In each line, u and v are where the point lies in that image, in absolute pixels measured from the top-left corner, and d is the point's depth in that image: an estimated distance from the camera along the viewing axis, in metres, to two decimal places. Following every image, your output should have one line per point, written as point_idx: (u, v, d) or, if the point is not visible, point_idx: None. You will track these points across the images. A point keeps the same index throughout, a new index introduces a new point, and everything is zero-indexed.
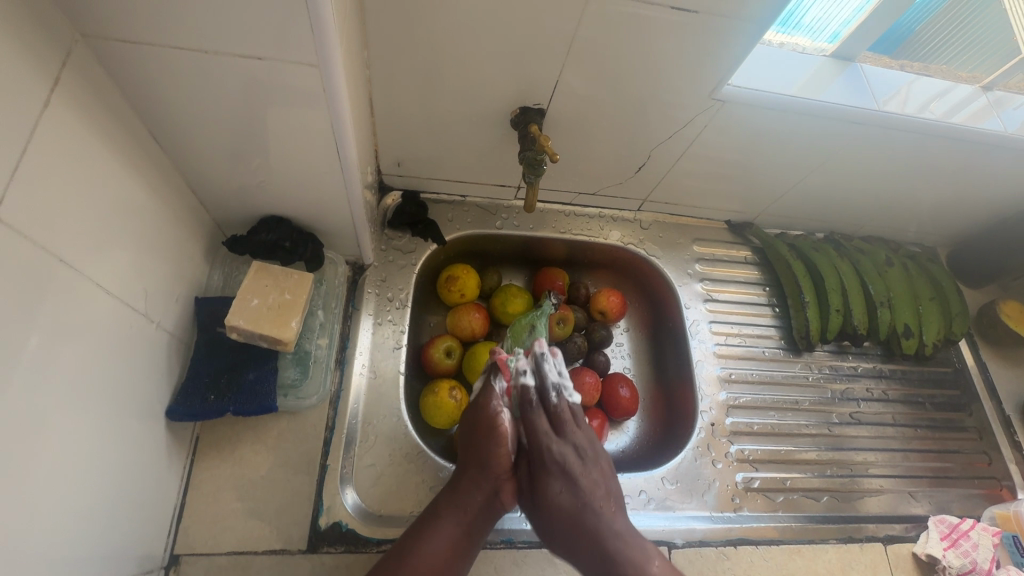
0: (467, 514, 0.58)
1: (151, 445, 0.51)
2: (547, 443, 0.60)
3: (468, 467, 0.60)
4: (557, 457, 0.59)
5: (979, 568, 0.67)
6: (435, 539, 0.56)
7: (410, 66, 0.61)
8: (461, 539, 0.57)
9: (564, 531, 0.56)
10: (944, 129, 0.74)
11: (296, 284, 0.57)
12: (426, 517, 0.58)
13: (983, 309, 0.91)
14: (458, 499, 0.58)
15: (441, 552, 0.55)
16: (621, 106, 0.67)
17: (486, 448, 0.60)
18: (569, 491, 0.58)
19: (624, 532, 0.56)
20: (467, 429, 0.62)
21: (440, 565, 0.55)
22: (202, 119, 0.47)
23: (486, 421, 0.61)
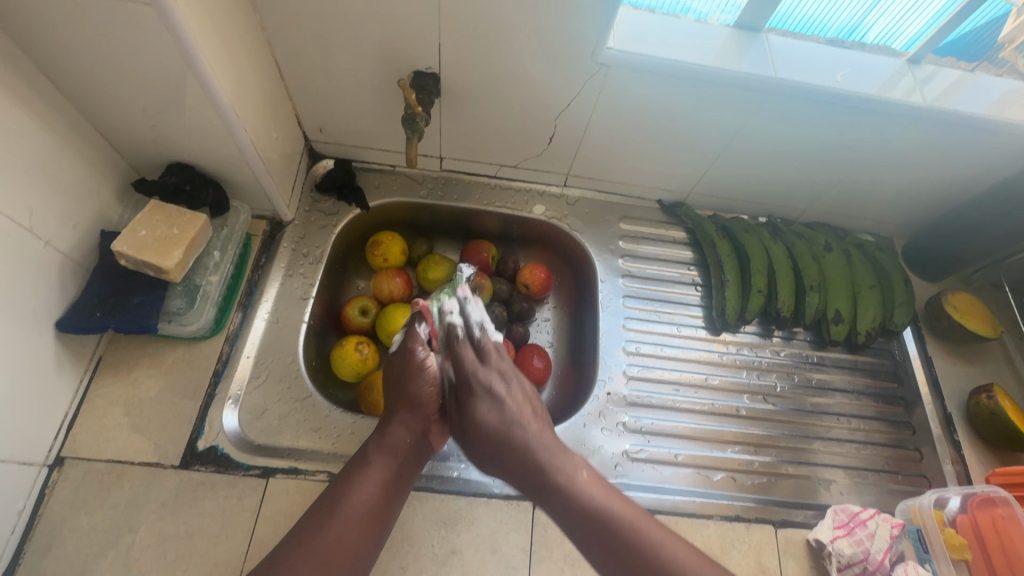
0: (398, 454, 0.60)
1: (38, 353, 0.57)
2: (471, 398, 0.62)
3: (397, 407, 0.63)
4: (481, 415, 0.61)
5: (870, 559, 0.63)
6: (366, 485, 0.57)
7: (306, 30, 0.66)
8: (393, 481, 0.58)
9: (502, 451, 0.59)
10: (859, 101, 0.71)
11: (185, 221, 0.63)
12: (354, 463, 0.59)
13: (931, 299, 0.86)
14: (387, 442, 0.60)
15: (372, 491, 0.56)
16: (515, 73, 0.70)
17: (413, 385, 0.63)
18: (494, 410, 0.61)
19: (563, 463, 0.57)
20: (393, 373, 0.65)
21: (373, 508, 0.56)
22: (87, 65, 0.53)
23: (410, 362, 0.64)
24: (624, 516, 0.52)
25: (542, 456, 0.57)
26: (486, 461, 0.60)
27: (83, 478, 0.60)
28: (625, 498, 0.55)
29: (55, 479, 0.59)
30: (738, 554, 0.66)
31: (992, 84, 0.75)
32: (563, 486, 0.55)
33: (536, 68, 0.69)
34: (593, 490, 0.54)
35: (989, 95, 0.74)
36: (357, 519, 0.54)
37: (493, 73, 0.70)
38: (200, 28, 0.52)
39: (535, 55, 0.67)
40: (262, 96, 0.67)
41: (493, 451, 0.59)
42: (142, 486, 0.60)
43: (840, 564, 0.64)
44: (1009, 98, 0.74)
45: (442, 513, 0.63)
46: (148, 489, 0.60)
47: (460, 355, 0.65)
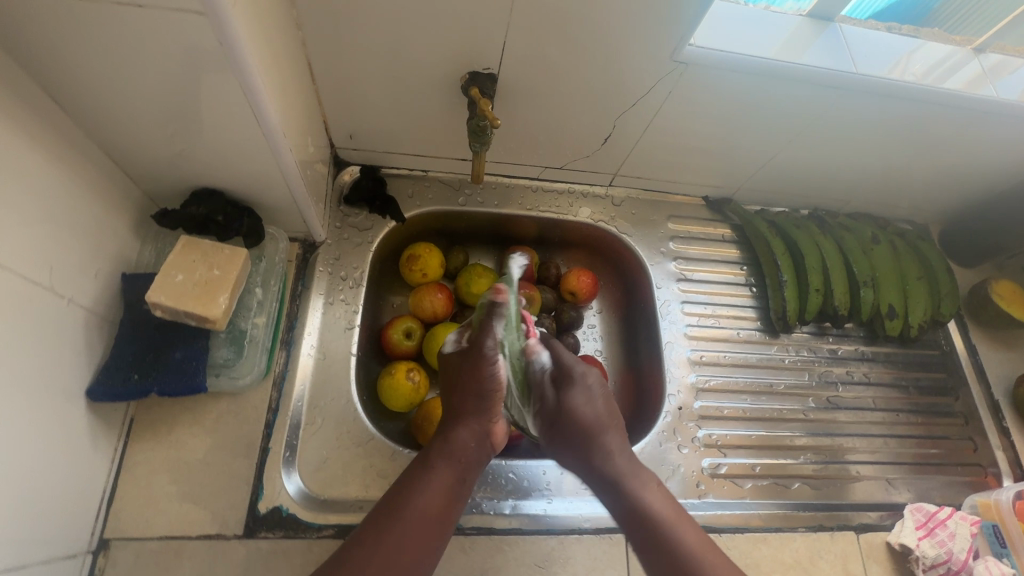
0: (462, 459, 0.53)
1: (71, 428, 0.49)
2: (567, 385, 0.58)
3: (463, 405, 0.55)
4: (577, 405, 0.56)
5: (954, 558, 0.65)
6: (433, 492, 0.50)
7: (346, 28, 0.58)
8: (459, 489, 0.52)
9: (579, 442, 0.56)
10: (929, 95, 0.68)
11: (225, 260, 0.54)
12: (416, 468, 0.52)
13: (976, 288, 0.87)
14: (452, 446, 0.53)
15: (436, 499, 0.49)
16: (576, 71, 0.64)
17: (483, 386, 0.55)
18: (591, 403, 0.57)
19: (634, 470, 0.54)
20: (461, 376, 0.56)
21: (438, 518, 0.49)
22: (104, 83, 0.44)
23: (477, 364, 0.55)
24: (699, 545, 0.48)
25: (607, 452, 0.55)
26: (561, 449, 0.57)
27: (135, 560, 0.53)
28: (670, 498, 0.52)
29: (103, 565, 0.52)
30: (826, 564, 0.66)
31: None
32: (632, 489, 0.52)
33: (601, 67, 0.63)
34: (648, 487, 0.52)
35: None
36: (421, 527, 0.47)
37: (552, 72, 0.64)
38: (254, 38, 0.44)
39: (600, 53, 0.61)
40: (298, 106, 0.58)
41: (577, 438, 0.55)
42: (205, 562, 0.54)
43: (924, 565, 0.65)
44: None
45: (535, 555, 0.60)
46: (212, 565, 0.54)
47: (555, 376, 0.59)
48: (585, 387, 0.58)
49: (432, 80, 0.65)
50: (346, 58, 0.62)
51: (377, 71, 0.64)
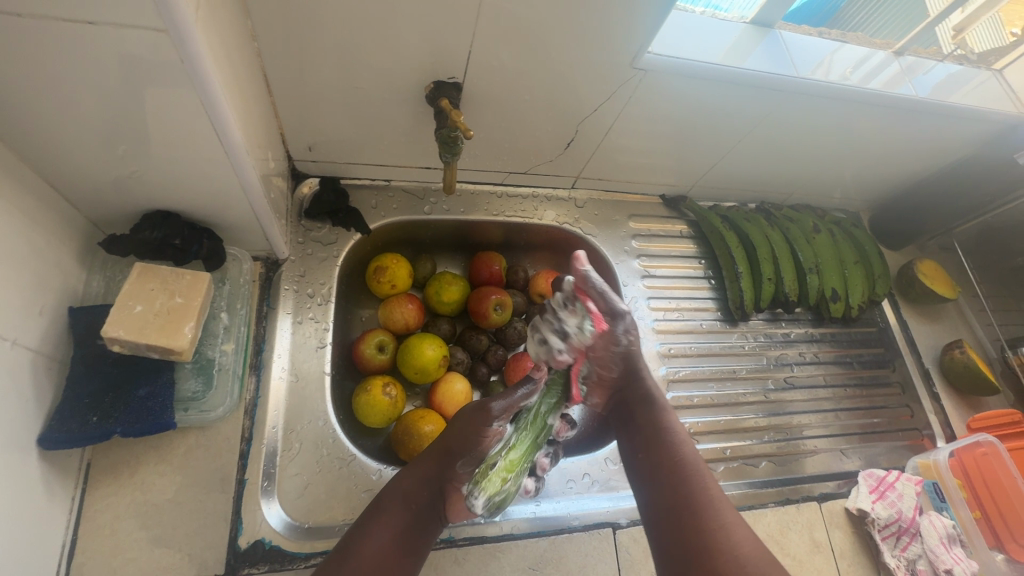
0: (410, 507, 0.53)
1: (25, 478, 0.45)
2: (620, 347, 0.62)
3: (426, 457, 0.57)
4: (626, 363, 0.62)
5: (904, 517, 0.71)
6: (371, 543, 0.49)
7: (303, 37, 0.56)
8: (402, 538, 0.51)
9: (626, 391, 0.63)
10: (859, 94, 0.73)
11: (187, 287, 0.52)
12: (365, 516, 0.52)
13: (903, 269, 0.96)
14: (401, 493, 0.53)
15: (375, 551, 0.49)
16: (536, 77, 0.65)
17: (459, 438, 0.58)
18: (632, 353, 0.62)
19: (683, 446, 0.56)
20: (455, 420, 0.61)
21: (383, 564, 0.49)
22: (40, 100, 0.41)
23: (460, 425, 0.59)
24: (738, 540, 0.46)
25: (649, 407, 0.60)
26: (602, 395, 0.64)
27: None
28: (716, 481, 0.52)
29: None
30: (795, 535, 0.70)
31: (956, 70, 0.82)
32: (677, 460, 0.54)
33: (562, 74, 0.65)
34: (681, 441, 0.56)
35: (945, 79, 0.80)
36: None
37: (514, 80, 0.65)
38: (211, 52, 0.42)
39: (560, 59, 0.63)
40: (257, 121, 0.56)
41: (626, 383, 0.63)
42: None
43: (879, 526, 0.71)
44: (970, 83, 0.81)
45: (528, 559, 0.61)
46: None
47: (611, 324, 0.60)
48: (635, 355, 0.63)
49: (394, 89, 0.64)
50: (303, 69, 0.60)
51: (336, 82, 0.62)
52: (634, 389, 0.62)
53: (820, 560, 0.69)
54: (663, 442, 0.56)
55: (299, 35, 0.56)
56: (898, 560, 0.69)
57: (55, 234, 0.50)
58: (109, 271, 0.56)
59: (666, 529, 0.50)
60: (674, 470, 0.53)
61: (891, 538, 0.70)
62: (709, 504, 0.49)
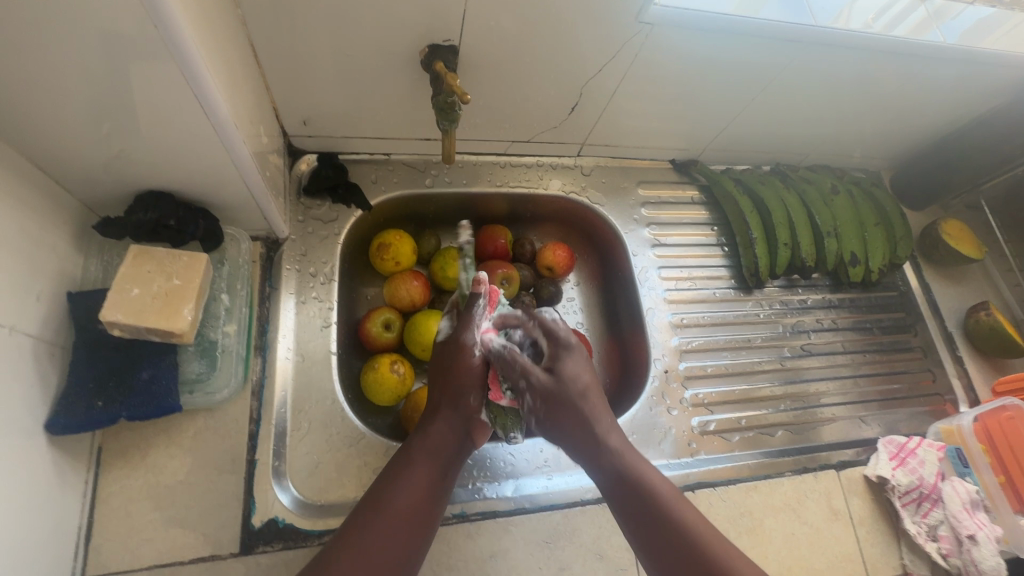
0: (438, 444, 0.52)
1: (36, 465, 0.45)
2: (561, 353, 0.55)
3: (439, 400, 0.55)
4: (572, 375, 0.54)
5: (925, 483, 0.70)
6: (404, 488, 0.49)
7: (288, 2, 0.53)
8: (437, 481, 0.50)
9: (576, 413, 0.52)
10: (881, 43, 0.68)
11: (183, 268, 0.51)
12: (396, 461, 0.51)
13: (926, 230, 0.92)
14: (431, 440, 0.52)
15: (416, 495, 0.48)
16: (535, 38, 0.61)
17: (463, 377, 0.54)
18: (581, 372, 0.54)
19: (631, 449, 0.52)
20: (440, 362, 0.57)
21: (420, 509, 0.48)
22: (15, 79, 0.39)
23: (455, 362, 0.55)
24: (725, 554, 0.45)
25: (597, 431, 0.52)
26: (557, 421, 0.53)
27: None
28: (660, 472, 0.51)
29: None
30: (813, 503, 0.69)
31: (989, 12, 0.76)
32: (629, 458, 0.51)
33: (563, 33, 0.61)
34: (624, 447, 0.52)
35: (975, 24, 0.74)
36: (405, 522, 0.47)
37: (513, 41, 0.61)
38: (189, 18, 0.40)
39: (560, 17, 0.59)
40: (245, 93, 0.54)
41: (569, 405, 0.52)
42: None
43: (899, 493, 0.70)
44: (1002, 27, 0.75)
45: (541, 532, 0.60)
46: None
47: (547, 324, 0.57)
48: (576, 359, 0.55)
49: (387, 56, 0.61)
50: (290, 36, 0.57)
51: (326, 49, 0.59)
52: (571, 412, 0.52)
53: (838, 528, 0.68)
54: (619, 448, 0.51)
55: (285, 1, 0.53)
56: (919, 527, 0.68)
57: (47, 218, 0.49)
58: (106, 255, 0.55)
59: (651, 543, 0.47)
60: (638, 473, 0.50)
61: (912, 505, 0.69)
62: (679, 506, 0.48)
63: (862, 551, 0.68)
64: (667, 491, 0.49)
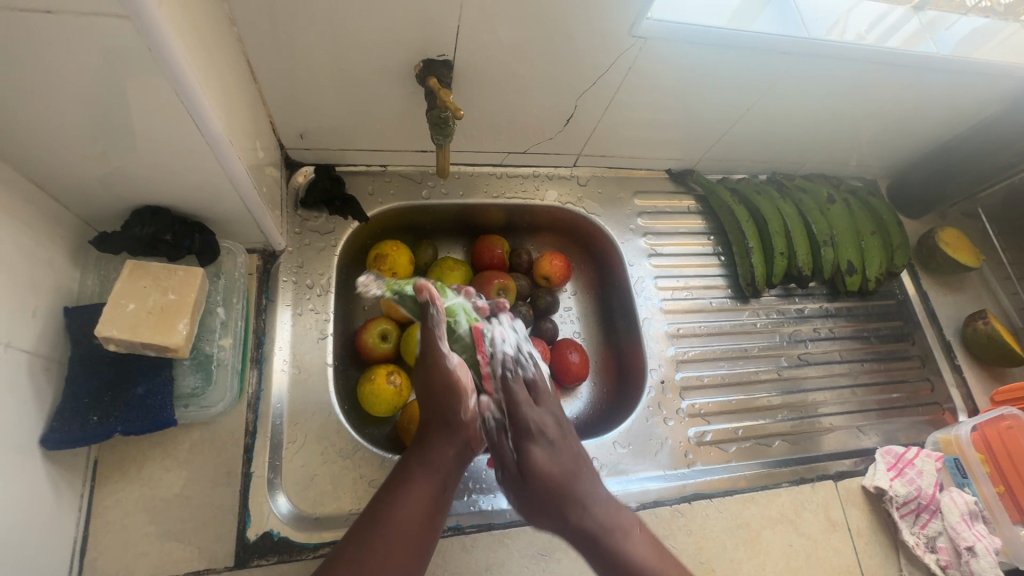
0: (440, 461, 0.53)
1: (31, 480, 0.45)
2: (527, 440, 0.55)
3: (439, 424, 0.54)
4: (540, 462, 0.53)
5: (923, 494, 0.69)
6: (410, 501, 0.49)
7: (284, 19, 0.54)
8: (436, 500, 0.50)
9: (547, 506, 0.52)
10: (874, 54, 0.69)
11: (179, 282, 0.52)
12: (391, 481, 0.51)
13: (923, 238, 0.92)
14: (429, 459, 0.53)
15: (416, 515, 0.48)
16: (529, 52, 0.62)
17: (455, 393, 0.55)
18: (550, 453, 0.54)
19: (616, 520, 0.51)
20: (427, 390, 0.56)
21: (419, 528, 0.48)
22: (13, 99, 0.40)
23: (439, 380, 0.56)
24: None
25: (575, 506, 0.51)
26: (535, 518, 0.53)
27: None
28: (642, 538, 0.50)
29: None
30: (810, 514, 0.69)
31: (982, 24, 0.76)
32: (616, 542, 0.49)
33: (557, 47, 0.62)
34: (606, 520, 0.50)
35: (968, 35, 0.74)
36: (404, 541, 0.46)
37: (508, 55, 0.62)
38: (181, 38, 0.40)
39: (553, 30, 0.59)
40: (241, 109, 0.54)
41: (547, 494, 0.52)
42: None
43: (897, 504, 0.69)
44: (996, 37, 0.75)
45: (537, 545, 0.60)
46: None
47: (515, 398, 0.57)
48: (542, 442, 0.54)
49: (383, 71, 0.62)
50: (286, 52, 0.58)
51: (322, 64, 0.60)
52: (548, 497, 0.52)
53: (836, 539, 0.68)
54: (604, 528, 0.50)
55: (280, 18, 0.54)
56: (917, 538, 0.68)
57: (45, 234, 0.50)
58: (103, 269, 0.56)
59: None
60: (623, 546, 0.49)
61: (910, 516, 0.69)
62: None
63: (861, 563, 0.67)
64: (651, 563, 0.48)
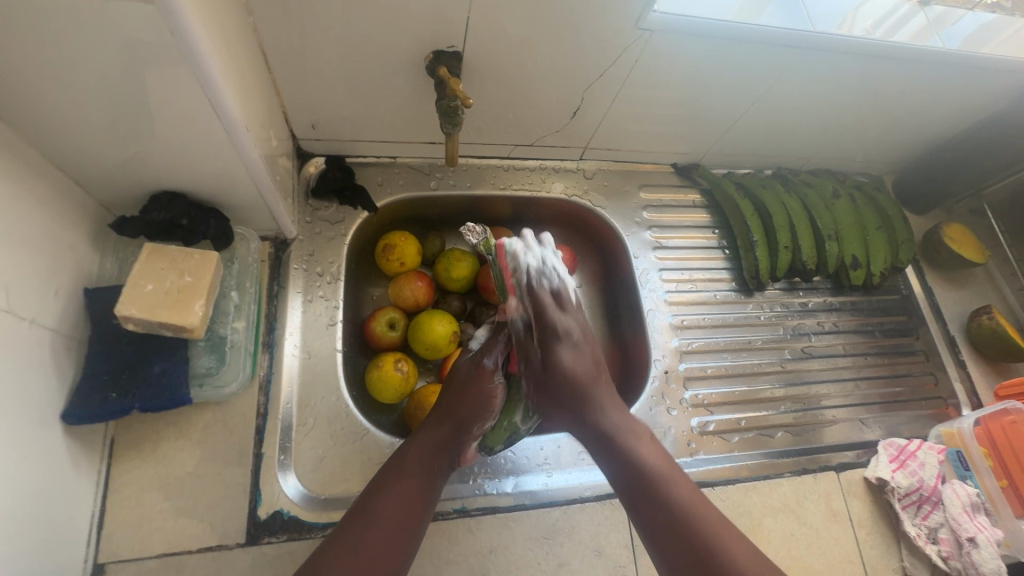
0: (437, 452, 0.53)
1: (52, 454, 0.47)
2: (553, 341, 0.52)
3: (448, 422, 0.54)
4: (563, 363, 0.51)
5: (925, 485, 0.70)
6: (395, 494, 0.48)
7: (299, 11, 0.55)
8: (422, 502, 0.50)
9: (567, 404, 0.51)
10: (880, 49, 0.69)
11: (195, 265, 0.53)
12: (384, 474, 0.50)
13: (929, 234, 0.92)
14: (426, 457, 0.52)
15: (400, 514, 0.48)
16: (537, 44, 0.63)
17: (479, 407, 0.56)
18: (580, 359, 0.52)
19: (629, 426, 0.50)
20: (459, 384, 0.57)
21: (401, 529, 0.47)
22: (40, 84, 0.41)
23: (477, 393, 0.56)
24: (691, 501, 0.45)
25: (592, 410, 0.50)
26: (550, 409, 0.53)
27: None
28: (654, 443, 0.49)
29: None
30: (812, 504, 0.69)
31: (989, 19, 0.76)
32: (627, 444, 0.48)
33: (565, 39, 0.63)
34: (619, 425, 0.50)
35: (975, 31, 0.75)
36: (386, 539, 0.46)
37: (516, 47, 0.63)
38: (202, 26, 0.42)
39: (562, 23, 0.60)
40: (255, 98, 0.55)
41: (568, 394, 0.51)
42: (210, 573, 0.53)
43: (899, 495, 0.70)
44: (1003, 33, 0.76)
45: (541, 529, 0.61)
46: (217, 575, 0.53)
47: (543, 304, 0.52)
48: (571, 345, 0.52)
49: (394, 62, 0.63)
50: (299, 43, 0.59)
51: (334, 55, 0.61)
52: (572, 397, 0.51)
53: (837, 529, 0.68)
54: (619, 431, 0.49)
55: (294, 10, 0.55)
56: (919, 529, 0.68)
57: (67, 218, 0.51)
58: (121, 253, 0.57)
59: (649, 524, 0.45)
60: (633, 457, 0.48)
61: (911, 507, 0.69)
62: (668, 483, 0.46)
63: (861, 553, 0.68)
64: (653, 459, 0.48)
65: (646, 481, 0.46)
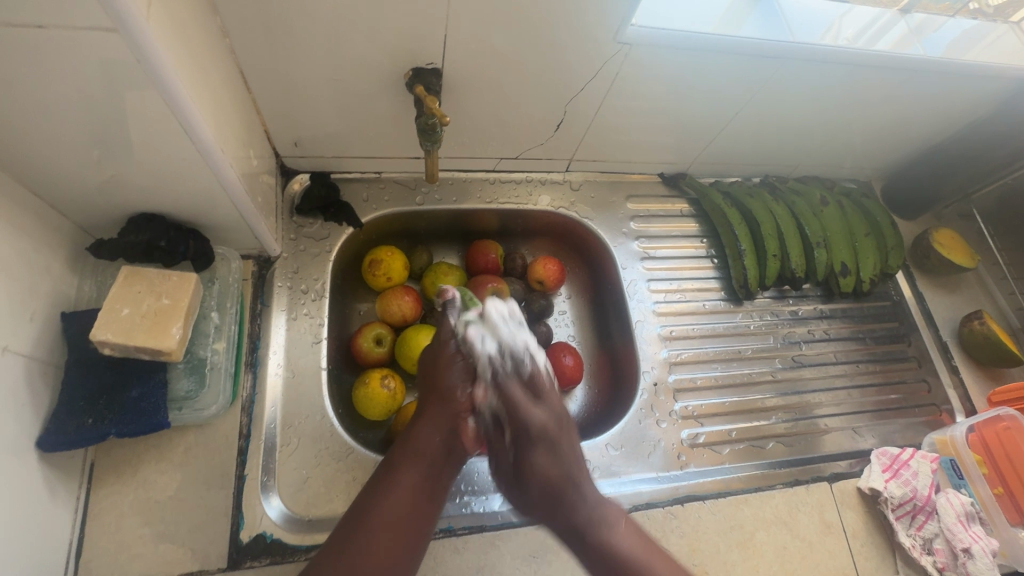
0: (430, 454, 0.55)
1: (28, 482, 0.46)
2: (529, 438, 0.56)
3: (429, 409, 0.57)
4: (536, 463, 0.55)
5: (918, 495, 0.69)
6: (404, 480, 0.53)
7: (275, 31, 0.55)
8: (421, 490, 0.53)
9: (543, 503, 0.54)
10: (861, 57, 0.69)
11: (173, 287, 0.53)
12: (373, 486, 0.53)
13: (918, 239, 0.92)
14: (414, 447, 0.55)
15: (393, 518, 0.51)
16: (516, 59, 0.63)
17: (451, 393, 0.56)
18: (552, 457, 0.55)
19: (604, 514, 0.53)
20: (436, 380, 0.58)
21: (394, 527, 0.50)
22: (13, 113, 0.41)
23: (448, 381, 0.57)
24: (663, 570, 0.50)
25: (570, 508, 0.53)
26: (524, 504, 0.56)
27: None
28: (630, 527, 0.53)
29: None
30: (805, 516, 0.68)
31: (970, 26, 0.76)
32: (603, 533, 0.52)
33: (544, 53, 0.63)
34: (597, 512, 0.54)
35: (957, 38, 0.75)
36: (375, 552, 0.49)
37: (495, 61, 0.63)
38: (170, 49, 0.41)
39: (540, 38, 0.61)
40: (233, 117, 0.55)
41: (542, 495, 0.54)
42: None
43: (893, 506, 0.69)
44: (985, 39, 0.76)
45: (529, 547, 0.60)
46: None
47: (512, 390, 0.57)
48: (545, 448, 0.56)
49: (374, 79, 0.63)
50: (279, 63, 0.59)
51: (314, 74, 0.61)
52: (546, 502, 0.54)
53: (831, 541, 0.68)
54: (597, 518, 0.53)
55: (271, 30, 0.55)
56: (913, 540, 0.67)
57: (44, 242, 0.51)
58: (100, 276, 0.57)
59: None
60: (609, 534, 0.52)
61: (906, 517, 0.68)
62: (650, 566, 0.50)
63: (857, 565, 0.67)
64: (623, 531, 0.53)
65: (623, 565, 0.50)
